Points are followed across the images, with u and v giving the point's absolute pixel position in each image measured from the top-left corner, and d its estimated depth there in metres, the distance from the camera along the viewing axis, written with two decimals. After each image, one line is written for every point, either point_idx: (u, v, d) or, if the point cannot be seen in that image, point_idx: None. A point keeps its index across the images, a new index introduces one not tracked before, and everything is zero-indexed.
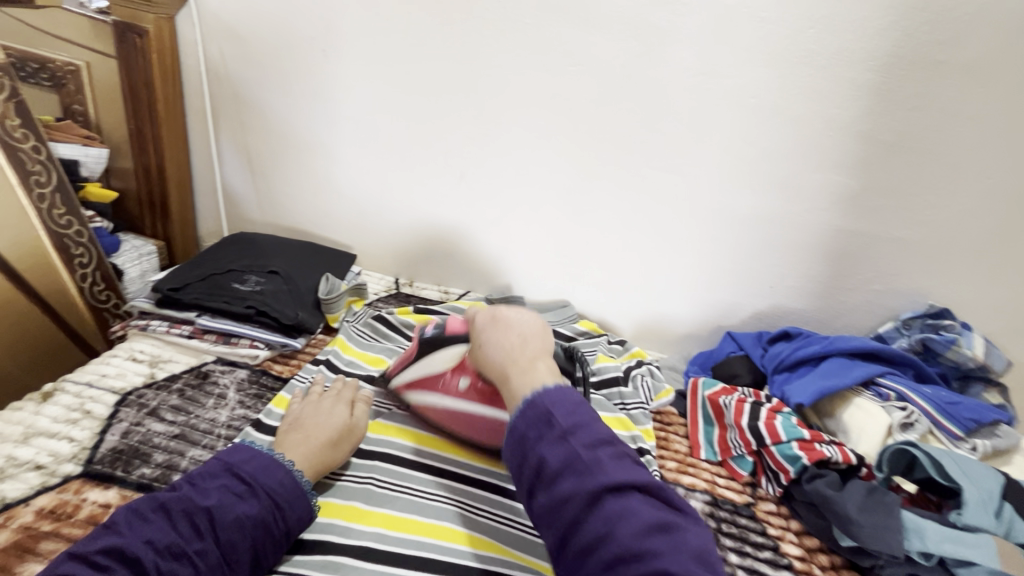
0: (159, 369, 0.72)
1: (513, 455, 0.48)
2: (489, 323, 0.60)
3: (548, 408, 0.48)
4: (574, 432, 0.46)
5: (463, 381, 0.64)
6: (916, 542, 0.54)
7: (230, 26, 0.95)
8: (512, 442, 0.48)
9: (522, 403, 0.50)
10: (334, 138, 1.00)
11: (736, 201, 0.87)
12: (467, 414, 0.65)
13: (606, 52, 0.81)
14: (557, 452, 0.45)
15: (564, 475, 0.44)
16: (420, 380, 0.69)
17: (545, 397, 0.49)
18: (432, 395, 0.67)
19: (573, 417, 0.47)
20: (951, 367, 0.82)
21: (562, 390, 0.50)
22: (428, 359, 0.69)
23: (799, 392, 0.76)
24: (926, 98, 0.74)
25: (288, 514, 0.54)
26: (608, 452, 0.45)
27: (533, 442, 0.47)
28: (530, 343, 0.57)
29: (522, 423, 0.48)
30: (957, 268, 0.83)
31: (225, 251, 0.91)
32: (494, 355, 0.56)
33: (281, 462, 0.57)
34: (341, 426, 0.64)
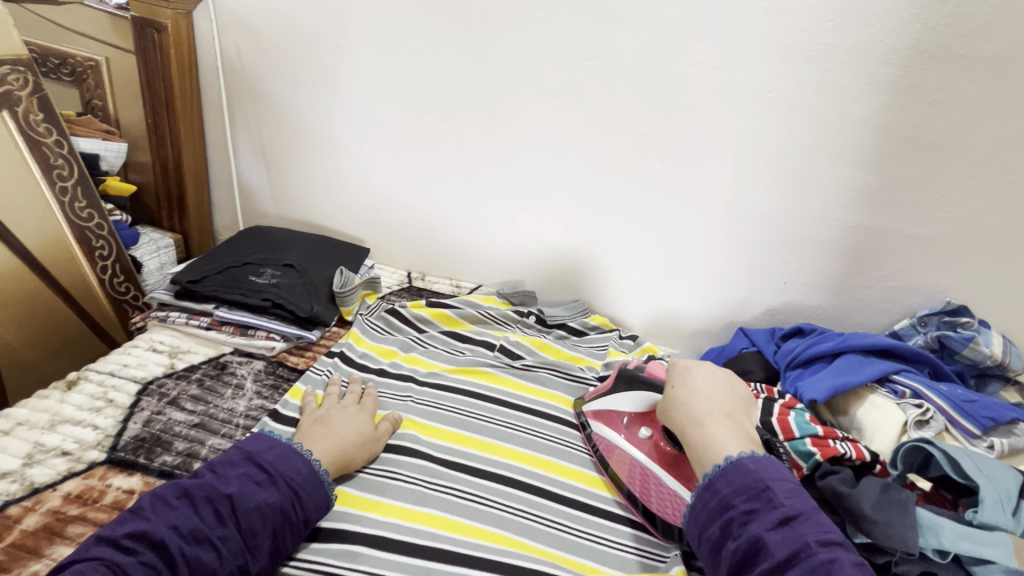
0: (178, 359, 0.74)
1: (710, 518, 0.52)
2: (681, 372, 0.65)
3: (760, 480, 0.51)
4: (795, 519, 0.48)
5: (647, 431, 0.67)
6: (932, 539, 0.54)
7: (246, 20, 0.96)
8: (710, 504, 0.52)
9: (725, 463, 0.53)
10: (348, 133, 1.00)
11: (751, 196, 0.86)
12: (651, 474, 0.64)
13: (620, 46, 0.81)
14: (762, 526, 0.48)
15: (786, 566, 0.45)
16: (604, 417, 0.71)
17: (751, 466, 0.52)
18: (616, 438, 0.69)
19: (794, 502, 0.49)
20: (968, 365, 0.81)
21: (773, 463, 0.53)
22: (619, 397, 0.71)
23: (812, 388, 0.76)
24: (947, 92, 0.73)
25: (306, 502, 0.55)
26: (848, 560, 0.45)
27: (733, 517, 0.50)
28: (723, 400, 0.61)
29: (730, 489, 0.51)
30: (975, 264, 0.82)
31: (240, 245, 0.92)
32: (690, 402, 0.61)
33: (300, 452, 0.58)
34: (365, 433, 0.65)
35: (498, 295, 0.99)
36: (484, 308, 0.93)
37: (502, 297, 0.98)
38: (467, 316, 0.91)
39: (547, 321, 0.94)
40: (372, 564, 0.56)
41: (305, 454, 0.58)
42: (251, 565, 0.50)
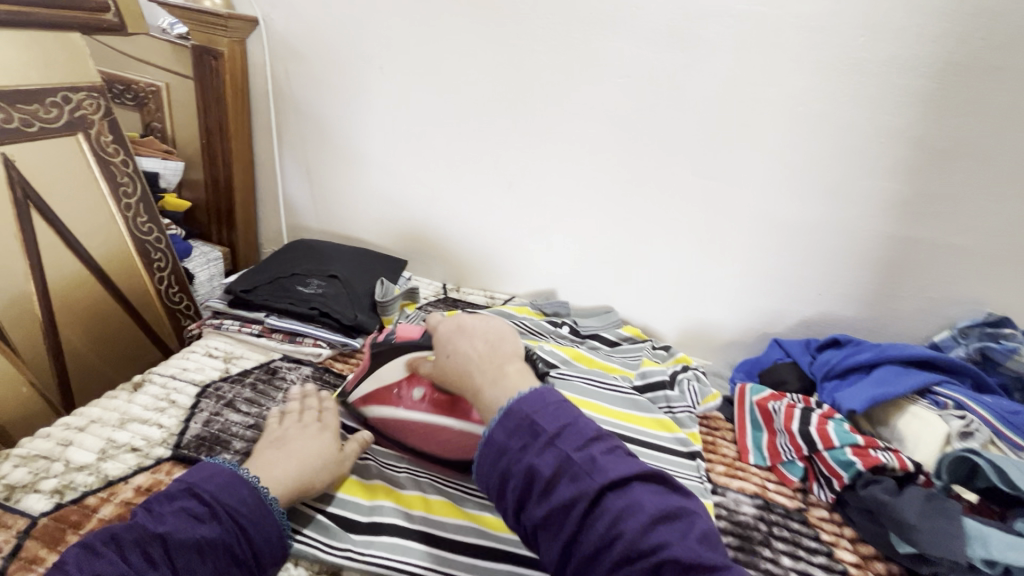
0: (233, 364, 0.78)
1: (491, 466, 0.47)
2: (452, 332, 0.58)
3: (528, 416, 0.47)
4: (559, 436, 0.46)
5: (419, 392, 0.65)
6: (980, 548, 0.54)
7: (296, 46, 1.02)
8: (489, 452, 0.47)
9: (500, 413, 0.48)
10: (388, 150, 1.05)
11: (784, 208, 0.87)
12: (413, 424, 0.65)
13: (652, 64, 0.84)
14: (553, 458, 0.44)
15: (557, 481, 0.44)
16: (375, 395, 0.68)
17: (523, 405, 0.48)
18: (392, 409, 0.66)
19: (558, 421, 0.47)
20: (1012, 377, 0.80)
21: (539, 393, 0.49)
22: (377, 372, 0.68)
23: (851, 398, 0.76)
24: (983, 103, 0.74)
25: (254, 537, 0.52)
26: (600, 450, 0.45)
27: (520, 453, 0.46)
28: (501, 347, 0.56)
29: (503, 434, 0.47)
30: (1016, 275, 0.81)
31: (287, 257, 0.97)
32: (467, 360, 0.55)
33: (242, 482, 0.55)
34: (326, 455, 0.62)
35: (532, 305, 1.01)
36: (518, 318, 0.96)
37: (536, 307, 1.01)
38: None
39: (581, 332, 0.96)
40: (419, 558, 0.57)
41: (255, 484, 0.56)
42: None
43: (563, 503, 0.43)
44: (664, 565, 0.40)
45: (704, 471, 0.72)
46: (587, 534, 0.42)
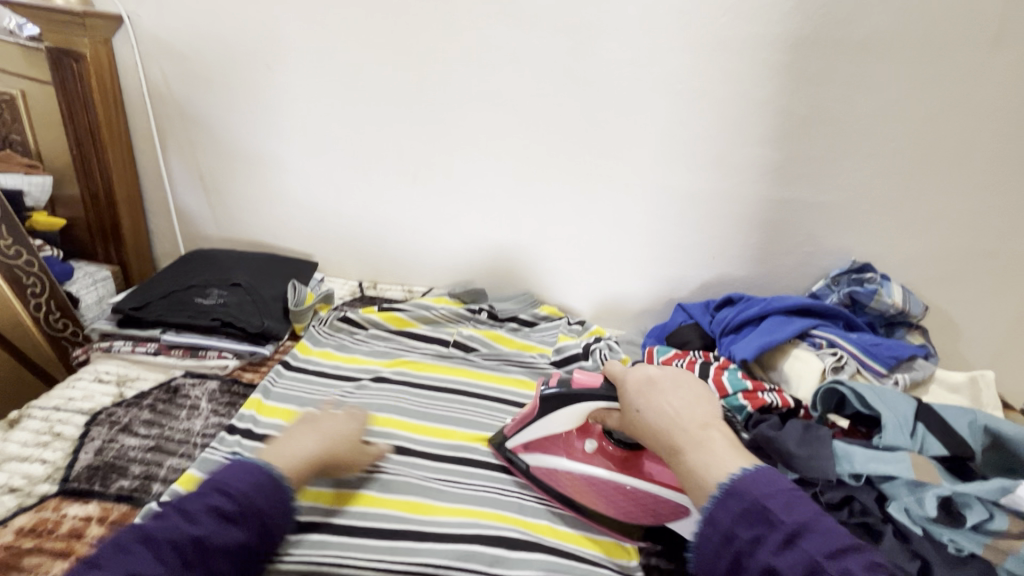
0: (127, 387, 0.73)
1: (711, 540, 0.47)
2: (641, 386, 0.58)
3: (760, 501, 0.45)
4: (799, 533, 0.43)
5: (591, 444, 0.66)
6: (847, 465, 0.61)
7: (173, 45, 0.96)
8: (711, 530, 0.47)
9: (719, 492, 0.47)
10: (285, 149, 1.01)
11: (675, 179, 0.93)
12: (590, 480, 0.63)
13: (539, 48, 0.86)
14: (777, 548, 0.43)
15: None
16: (538, 442, 0.66)
17: (751, 487, 0.46)
18: (555, 459, 0.65)
19: (796, 514, 0.44)
20: (877, 315, 0.90)
21: (768, 475, 0.47)
22: (547, 421, 0.65)
23: (743, 348, 0.83)
24: (829, 73, 0.82)
25: (273, 535, 0.51)
26: (826, 552, 0.42)
27: (750, 541, 0.44)
28: (698, 410, 0.54)
29: (728, 515, 0.46)
30: (873, 225, 0.92)
31: (185, 268, 0.92)
32: (659, 421, 0.54)
33: (270, 485, 0.52)
34: (349, 443, 0.61)
35: (450, 295, 1.01)
36: (436, 310, 0.95)
37: (454, 296, 1.01)
38: (421, 318, 0.93)
39: (499, 315, 0.98)
40: (338, 549, 0.56)
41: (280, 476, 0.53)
42: None
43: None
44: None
45: None
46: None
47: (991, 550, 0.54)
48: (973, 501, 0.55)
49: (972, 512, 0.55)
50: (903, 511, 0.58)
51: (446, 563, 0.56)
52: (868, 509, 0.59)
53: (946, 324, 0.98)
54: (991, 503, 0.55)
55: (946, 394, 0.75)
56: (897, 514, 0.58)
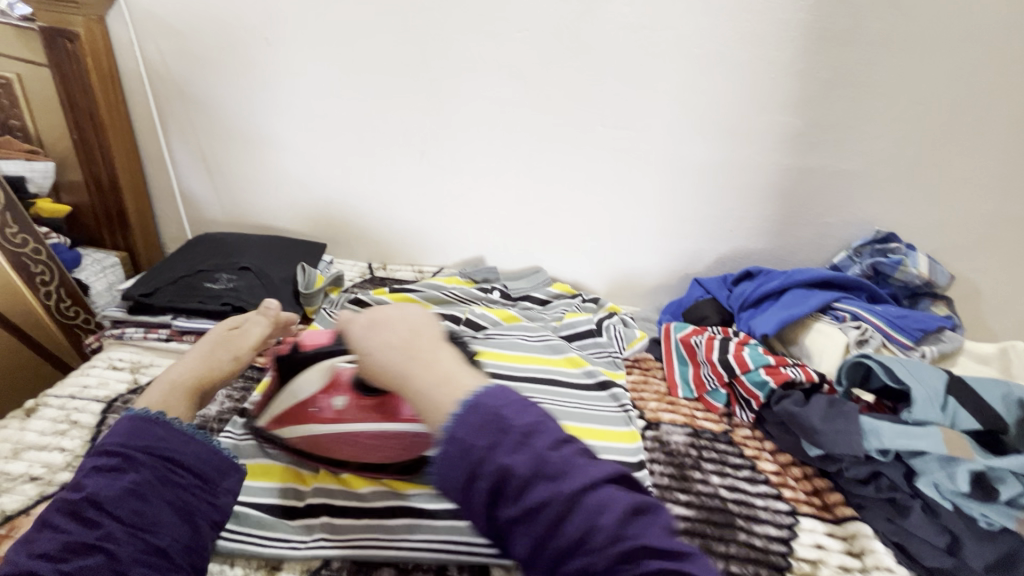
0: (141, 374, 0.73)
1: (454, 466, 0.39)
2: (365, 326, 0.49)
3: (495, 410, 0.40)
4: (533, 434, 0.39)
5: (338, 401, 0.59)
6: (874, 441, 0.60)
7: (168, 22, 0.93)
8: (450, 450, 0.39)
9: (460, 408, 0.40)
10: (288, 128, 0.99)
11: (690, 149, 0.89)
12: (357, 435, 0.59)
13: (549, 14, 0.82)
14: (534, 411, 0.40)
15: (536, 482, 0.37)
16: (290, 412, 0.61)
17: (489, 400, 0.41)
18: (308, 426, 0.60)
19: (528, 418, 0.40)
20: (900, 286, 0.88)
21: (501, 390, 0.42)
22: (295, 387, 0.61)
23: (763, 323, 0.81)
24: (856, 32, 0.78)
25: (137, 443, 0.50)
26: (575, 451, 0.40)
27: (483, 451, 0.38)
28: (411, 336, 0.47)
29: (466, 430, 0.39)
30: (899, 193, 0.88)
31: (192, 253, 0.90)
32: (384, 355, 0.46)
33: (112, 429, 0.53)
34: (218, 346, 0.64)
35: (461, 275, 1.00)
36: (448, 289, 0.94)
37: (465, 276, 1.00)
38: (432, 298, 0.92)
39: (511, 294, 0.96)
40: (364, 531, 0.57)
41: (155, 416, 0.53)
42: (160, 541, 0.46)
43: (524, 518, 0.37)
44: (635, 559, 0.35)
45: (634, 410, 0.75)
46: (562, 534, 0.36)
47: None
48: (1007, 476, 0.54)
49: (1006, 487, 0.54)
50: (933, 486, 0.57)
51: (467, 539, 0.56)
52: (896, 484, 0.59)
53: (971, 294, 0.95)
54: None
55: (975, 365, 0.73)
56: (926, 489, 0.57)
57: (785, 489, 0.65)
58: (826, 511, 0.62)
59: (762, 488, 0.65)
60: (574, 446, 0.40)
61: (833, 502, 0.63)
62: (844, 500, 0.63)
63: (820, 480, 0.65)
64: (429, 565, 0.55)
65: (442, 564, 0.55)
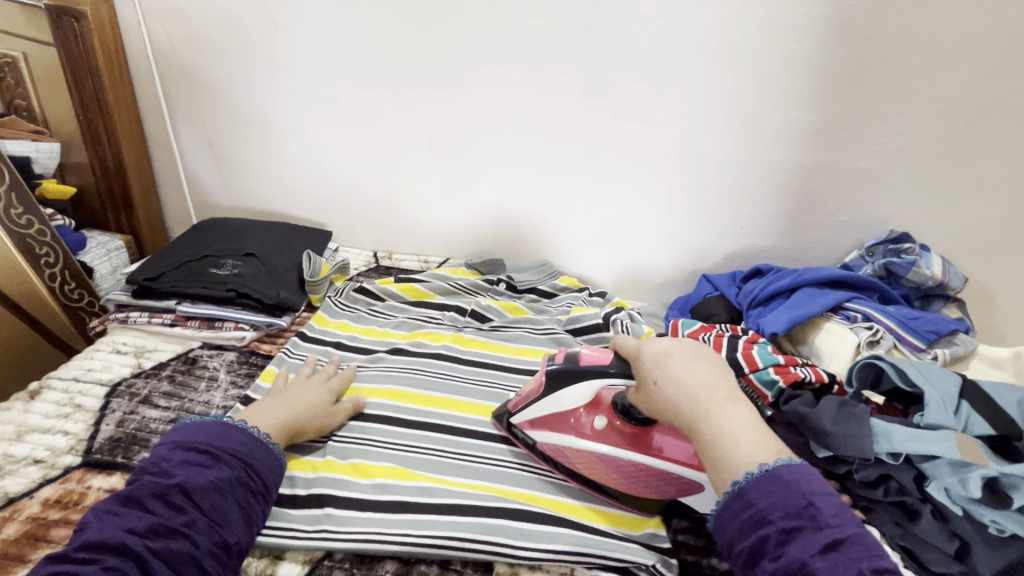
0: (146, 358, 0.72)
1: (734, 517, 0.46)
2: (655, 360, 0.55)
3: (803, 494, 0.44)
4: (842, 541, 0.41)
5: (599, 420, 0.62)
6: (886, 444, 0.59)
7: (176, 3, 0.92)
8: (733, 507, 0.46)
9: (760, 472, 0.46)
10: (295, 114, 0.98)
11: (703, 144, 0.88)
12: (610, 459, 0.60)
13: (563, 1, 0.81)
14: (784, 504, 0.44)
15: (817, 574, 0.40)
16: (545, 419, 0.63)
17: (793, 478, 0.45)
18: (560, 435, 0.63)
19: (795, 510, 0.44)
20: (912, 288, 0.87)
21: (796, 470, 0.46)
22: (555, 398, 0.62)
23: (773, 321, 0.80)
24: (878, 27, 0.76)
25: (224, 445, 0.52)
26: (872, 568, 0.40)
27: (766, 524, 0.44)
28: (709, 386, 0.52)
29: (767, 501, 0.44)
30: (915, 194, 0.87)
31: (198, 238, 0.90)
32: (672, 389, 0.52)
33: (186, 424, 0.55)
34: (320, 403, 0.65)
35: (466, 266, 0.99)
36: (454, 280, 0.94)
37: (471, 267, 0.99)
38: (438, 288, 0.92)
39: (517, 287, 0.94)
40: (365, 524, 0.56)
41: (243, 425, 0.56)
42: (228, 537, 0.48)
43: (788, 574, 0.41)
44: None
45: None
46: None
47: None
48: (1020, 483, 0.54)
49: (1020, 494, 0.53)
50: (943, 491, 0.56)
51: (470, 537, 0.55)
52: (906, 489, 0.58)
53: (984, 298, 0.94)
54: None
55: (988, 370, 0.72)
56: (936, 493, 0.57)
57: None
58: None
59: None
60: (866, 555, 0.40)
61: None
62: (850, 503, 0.63)
63: (826, 482, 0.65)
64: (432, 560, 0.55)
65: (447, 558, 0.55)
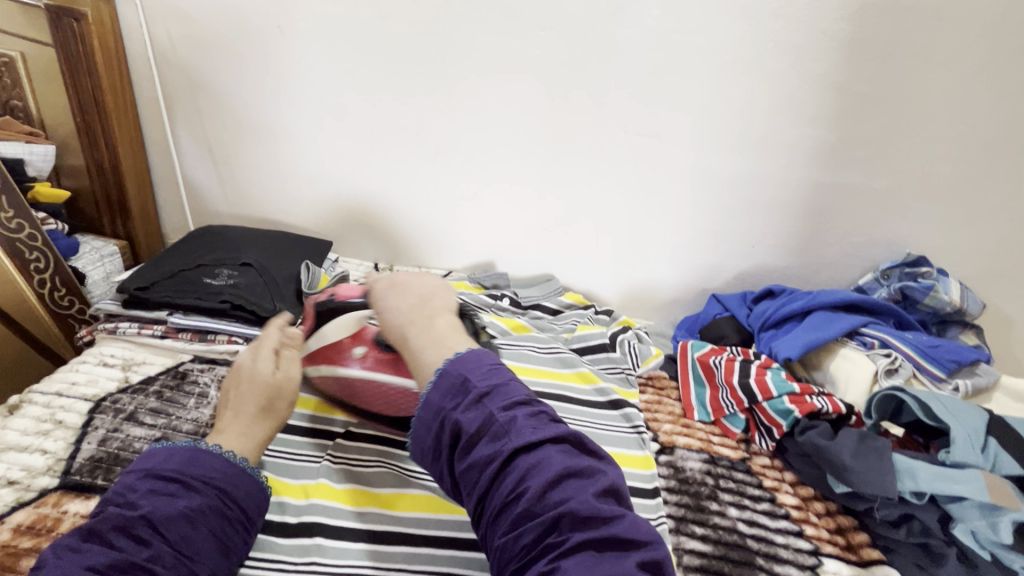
0: (133, 372, 0.70)
1: (427, 426, 0.46)
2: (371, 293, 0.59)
3: (463, 374, 0.46)
4: (488, 395, 0.44)
5: (360, 350, 0.62)
6: (909, 482, 0.56)
7: (179, 6, 0.90)
8: (425, 413, 0.46)
9: (435, 375, 0.47)
10: (298, 120, 0.96)
11: (717, 161, 0.86)
12: (387, 385, 0.61)
13: (575, 13, 0.79)
14: (447, 386, 0.46)
15: (478, 438, 0.42)
16: (316, 355, 0.64)
17: (459, 365, 0.47)
18: (333, 369, 0.63)
19: (491, 381, 0.46)
20: (929, 313, 0.84)
21: (476, 355, 0.48)
22: (325, 331, 0.64)
23: (786, 346, 0.77)
24: (899, 45, 0.74)
25: (195, 471, 0.48)
26: (524, 414, 0.43)
27: (449, 413, 0.44)
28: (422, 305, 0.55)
29: (437, 394, 0.46)
30: (933, 216, 0.84)
31: (193, 246, 0.87)
32: (396, 314, 0.54)
33: (154, 446, 0.50)
34: (282, 386, 0.57)
35: (469, 279, 0.97)
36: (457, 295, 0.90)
37: (474, 281, 0.96)
38: None
39: (521, 303, 0.92)
40: (358, 557, 0.53)
41: (218, 450, 0.51)
42: (199, 573, 0.44)
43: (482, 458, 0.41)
44: (562, 521, 0.38)
45: (647, 431, 0.71)
46: (497, 492, 0.41)
47: None
48: None
49: None
50: (970, 534, 0.53)
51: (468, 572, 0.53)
52: (930, 530, 0.56)
53: (1002, 324, 0.91)
54: None
55: (1011, 402, 0.70)
56: (963, 537, 0.53)
57: (807, 526, 0.61)
58: (851, 552, 0.58)
59: (783, 524, 0.61)
60: (527, 409, 0.44)
61: (858, 543, 0.59)
62: (870, 541, 0.59)
63: (843, 518, 0.62)
64: None
65: None
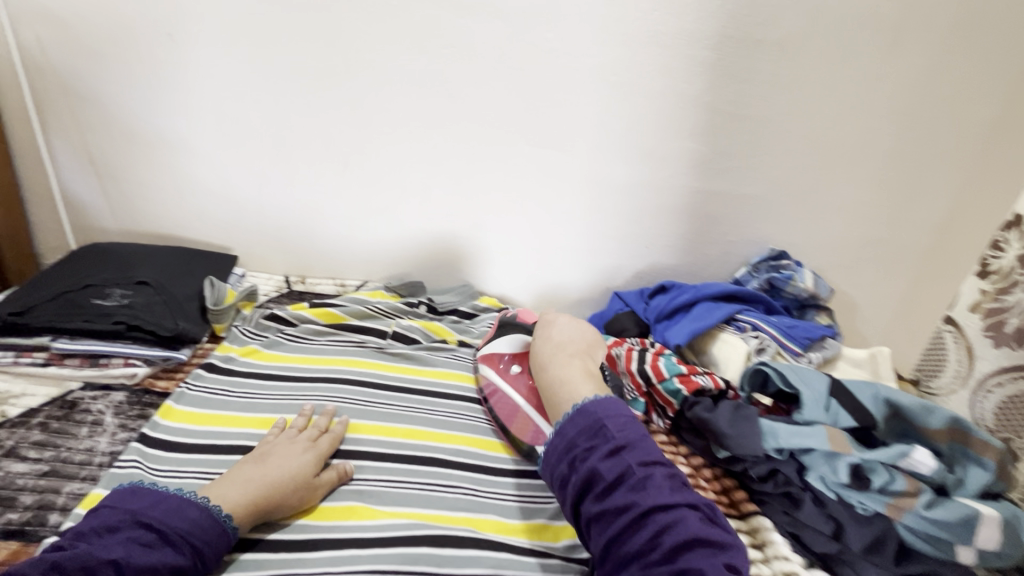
0: (11, 406, 0.67)
1: (559, 457, 0.56)
2: (547, 324, 0.78)
3: (599, 419, 0.56)
4: (626, 447, 0.53)
5: (517, 369, 0.77)
6: (772, 441, 0.66)
7: (50, 8, 0.84)
8: (558, 443, 0.56)
9: (573, 412, 0.58)
10: (196, 131, 0.92)
11: (612, 171, 0.94)
12: (519, 410, 0.72)
13: (476, 34, 0.84)
14: (585, 429, 0.56)
15: (616, 485, 0.51)
16: (488, 358, 0.80)
17: (596, 409, 0.57)
18: (491, 375, 0.78)
19: (627, 433, 0.55)
20: (791, 299, 0.98)
21: (614, 403, 0.58)
22: (496, 340, 0.81)
23: (676, 333, 0.87)
24: (751, 72, 0.87)
25: (175, 524, 0.51)
26: (662, 475, 0.51)
27: (585, 453, 0.54)
28: (574, 341, 0.73)
29: (575, 429, 0.56)
30: (789, 216, 0.99)
31: (74, 264, 0.81)
32: (543, 344, 0.73)
33: (145, 489, 0.54)
34: (303, 476, 0.60)
35: (386, 289, 0.97)
36: (374, 304, 0.90)
37: (391, 290, 0.97)
38: (355, 313, 0.88)
39: (438, 308, 0.94)
40: (279, 566, 0.55)
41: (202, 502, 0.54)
42: None
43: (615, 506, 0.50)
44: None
45: None
46: (631, 540, 0.48)
47: (893, 508, 0.60)
48: (877, 466, 0.62)
49: (877, 475, 0.61)
50: (819, 479, 0.64)
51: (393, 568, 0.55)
52: (791, 480, 0.66)
53: (849, 306, 1.08)
54: (892, 467, 0.62)
55: (850, 368, 0.84)
56: (814, 482, 0.64)
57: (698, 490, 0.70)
58: (732, 508, 0.69)
59: None
60: (663, 468, 0.52)
61: (739, 499, 0.70)
62: (748, 497, 0.70)
63: (727, 480, 0.72)
64: None
65: None
